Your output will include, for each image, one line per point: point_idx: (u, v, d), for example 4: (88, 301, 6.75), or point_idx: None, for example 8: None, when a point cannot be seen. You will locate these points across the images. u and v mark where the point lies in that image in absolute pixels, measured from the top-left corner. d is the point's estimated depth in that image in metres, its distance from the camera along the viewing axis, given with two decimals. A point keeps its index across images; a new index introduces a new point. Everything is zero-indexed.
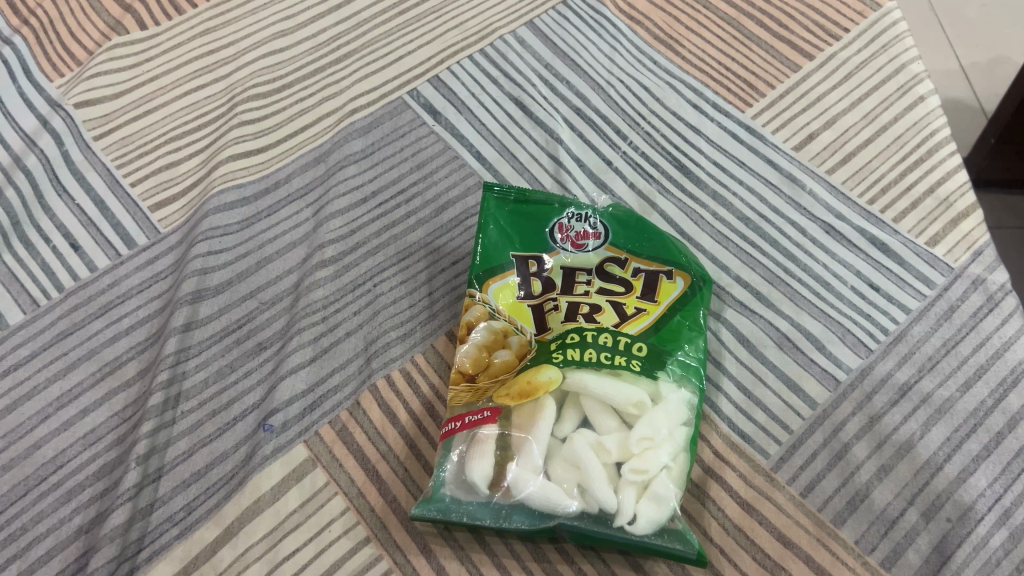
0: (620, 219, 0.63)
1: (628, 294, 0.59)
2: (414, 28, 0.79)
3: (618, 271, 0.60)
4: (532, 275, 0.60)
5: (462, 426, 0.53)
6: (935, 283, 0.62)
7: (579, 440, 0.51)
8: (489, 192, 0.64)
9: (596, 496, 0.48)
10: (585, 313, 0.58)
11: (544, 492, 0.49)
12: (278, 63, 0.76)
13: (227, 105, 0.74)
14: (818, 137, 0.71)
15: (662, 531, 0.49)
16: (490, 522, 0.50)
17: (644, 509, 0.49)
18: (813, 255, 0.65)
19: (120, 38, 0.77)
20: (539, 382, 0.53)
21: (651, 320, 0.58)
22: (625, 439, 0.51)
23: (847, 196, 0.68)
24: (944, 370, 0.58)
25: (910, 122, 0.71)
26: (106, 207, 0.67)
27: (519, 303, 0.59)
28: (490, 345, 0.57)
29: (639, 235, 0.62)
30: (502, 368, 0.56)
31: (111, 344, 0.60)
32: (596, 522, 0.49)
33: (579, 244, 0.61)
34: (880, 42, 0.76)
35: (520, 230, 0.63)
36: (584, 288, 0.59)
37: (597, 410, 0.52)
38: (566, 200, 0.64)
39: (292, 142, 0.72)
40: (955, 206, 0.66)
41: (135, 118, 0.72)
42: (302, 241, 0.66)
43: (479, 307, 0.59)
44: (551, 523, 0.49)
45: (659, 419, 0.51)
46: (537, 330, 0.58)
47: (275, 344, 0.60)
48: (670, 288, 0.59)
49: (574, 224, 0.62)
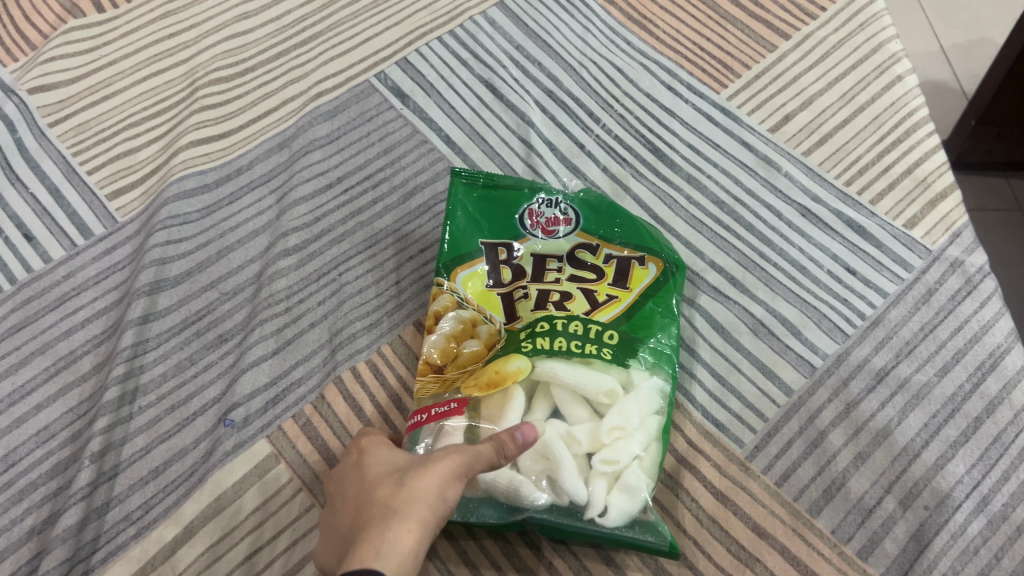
0: (592, 203, 0.61)
1: (599, 281, 0.57)
2: (382, 9, 0.77)
3: (590, 257, 0.59)
4: (501, 262, 0.58)
5: (429, 419, 0.51)
6: (913, 266, 0.61)
7: (549, 429, 0.49)
8: (457, 176, 0.62)
9: (565, 485, 0.47)
10: (554, 301, 0.56)
11: (511, 482, 0.47)
12: (241, 47, 0.74)
13: (188, 89, 0.71)
14: (794, 118, 0.69)
15: (634, 523, 0.48)
16: (456, 516, 0.48)
17: (615, 500, 0.47)
18: (789, 239, 0.63)
19: (78, 21, 0.75)
20: (507, 372, 0.51)
21: (623, 308, 0.56)
22: (595, 428, 0.49)
23: (823, 178, 0.66)
24: (922, 354, 0.57)
25: (887, 102, 0.70)
26: (61, 196, 0.64)
27: (488, 291, 0.57)
28: (457, 336, 0.55)
29: (610, 218, 0.61)
30: (470, 358, 0.54)
31: (65, 337, 0.58)
32: (566, 515, 0.47)
33: (549, 231, 0.59)
34: (856, 22, 0.75)
35: (489, 216, 0.61)
36: (554, 276, 0.58)
37: (566, 400, 0.51)
38: (535, 185, 0.62)
39: (255, 127, 0.69)
40: (933, 187, 0.65)
41: (92, 104, 0.70)
42: (265, 229, 0.64)
43: (446, 296, 0.57)
44: (519, 515, 0.47)
45: (630, 406, 0.50)
46: (507, 319, 0.56)
47: (236, 336, 0.58)
48: (642, 275, 0.58)
49: (544, 210, 0.60)
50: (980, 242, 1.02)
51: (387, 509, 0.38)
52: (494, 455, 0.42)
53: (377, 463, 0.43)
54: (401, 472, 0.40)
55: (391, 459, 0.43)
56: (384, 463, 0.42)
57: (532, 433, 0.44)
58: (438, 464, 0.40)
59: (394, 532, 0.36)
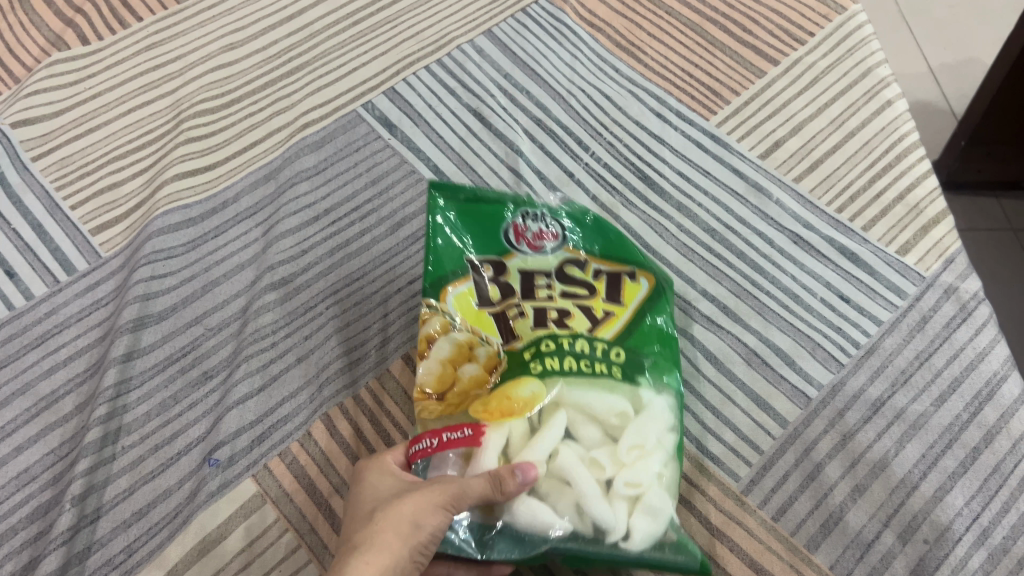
0: (576, 219, 0.60)
1: (593, 297, 0.55)
2: (369, 39, 0.77)
3: (579, 272, 0.56)
4: (487, 279, 0.56)
5: (441, 447, 0.47)
6: (907, 294, 0.60)
7: (563, 452, 0.46)
8: (435, 194, 0.59)
9: (590, 511, 0.44)
10: (553, 319, 0.53)
11: (530, 512, 0.44)
12: (227, 77, 0.73)
13: (173, 121, 0.70)
14: (784, 144, 0.69)
15: (660, 544, 0.45)
16: (476, 554, 0.45)
17: (638, 523, 0.45)
18: (782, 267, 0.63)
19: (62, 53, 0.74)
20: (521, 400, 0.48)
21: (622, 324, 0.54)
22: (613, 450, 0.46)
23: (814, 205, 0.66)
24: (917, 384, 0.56)
25: (877, 128, 0.69)
26: (44, 231, 0.64)
27: (479, 310, 0.54)
28: (454, 360, 0.52)
29: (596, 233, 0.59)
30: (471, 384, 0.51)
31: (47, 376, 0.57)
32: (590, 543, 0.44)
33: (535, 247, 0.57)
34: (845, 46, 0.75)
35: (472, 233, 0.58)
36: (545, 293, 0.55)
37: (578, 418, 0.47)
38: (518, 199, 0.59)
39: (241, 159, 0.69)
40: (925, 213, 0.64)
41: (76, 137, 0.69)
42: (251, 263, 0.63)
43: (438, 318, 0.54)
44: (540, 547, 0.44)
45: (646, 427, 0.47)
46: (504, 339, 0.53)
47: (221, 373, 0.57)
48: (634, 290, 0.55)
49: (529, 225, 0.58)
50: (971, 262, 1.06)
51: (355, 543, 0.39)
52: (490, 492, 0.42)
53: (369, 486, 0.44)
54: (382, 502, 0.41)
55: (384, 480, 0.44)
56: (376, 486, 0.43)
57: (533, 471, 0.43)
58: (420, 498, 0.40)
59: (353, 569, 0.37)
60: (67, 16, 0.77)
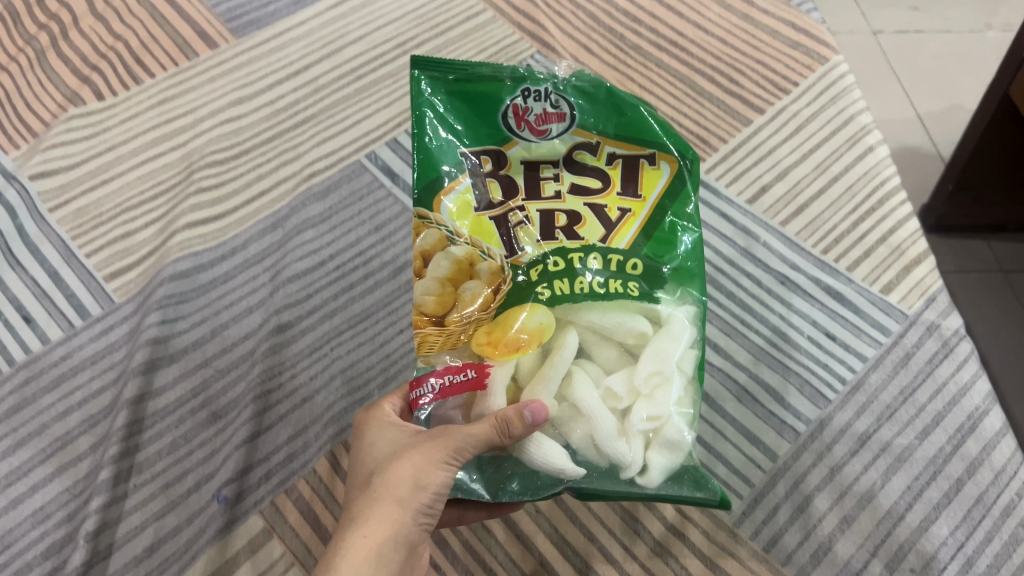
0: (588, 91, 0.51)
1: (606, 192, 0.50)
2: (373, 93, 0.80)
3: (590, 159, 0.51)
4: (484, 175, 0.50)
5: (442, 394, 0.45)
6: (891, 331, 0.63)
7: (581, 384, 0.45)
8: (417, 71, 0.51)
9: (604, 446, 0.44)
10: (563, 226, 0.49)
11: (543, 453, 0.43)
12: (236, 130, 0.77)
13: (184, 173, 0.73)
14: (771, 189, 0.72)
15: (674, 477, 0.45)
16: (488, 497, 0.44)
17: (655, 458, 0.44)
18: (770, 306, 0.65)
19: (78, 109, 0.78)
20: (526, 332, 0.46)
21: (639, 224, 0.50)
22: (629, 376, 0.46)
23: (800, 246, 0.68)
24: (902, 418, 0.58)
25: (861, 172, 0.72)
26: (61, 279, 0.66)
27: (478, 218, 0.49)
28: (454, 278, 0.48)
29: (612, 108, 0.51)
30: (474, 303, 0.48)
31: (62, 418, 0.59)
32: (605, 478, 0.44)
33: (539, 130, 0.50)
34: (828, 95, 0.78)
35: (465, 116, 0.50)
36: (552, 190, 0.50)
37: (592, 340, 0.47)
38: (515, 71, 0.51)
39: (249, 208, 0.71)
40: (907, 253, 0.67)
41: (91, 188, 0.72)
42: (258, 307, 0.65)
43: (434, 231, 0.49)
44: (554, 487, 0.44)
45: (664, 348, 0.46)
46: (508, 253, 0.49)
47: (230, 413, 0.59)
48: (653, 177, 0.51)
49: (531, 104, 0.50)
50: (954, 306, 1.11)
51: (357, 510, 0.41)
52: (498, 435, 0.41)
53: (377, 444, 0.45)
54: (385, 464, 0.43)
55: (390, 436, 0.45)
56: (383, 444, 0.45)
57: (542, 411, 0.42)
58: (419, 457, 0.41)
59: (347, 543, 0.39)
60: (83, 72, 0.81)
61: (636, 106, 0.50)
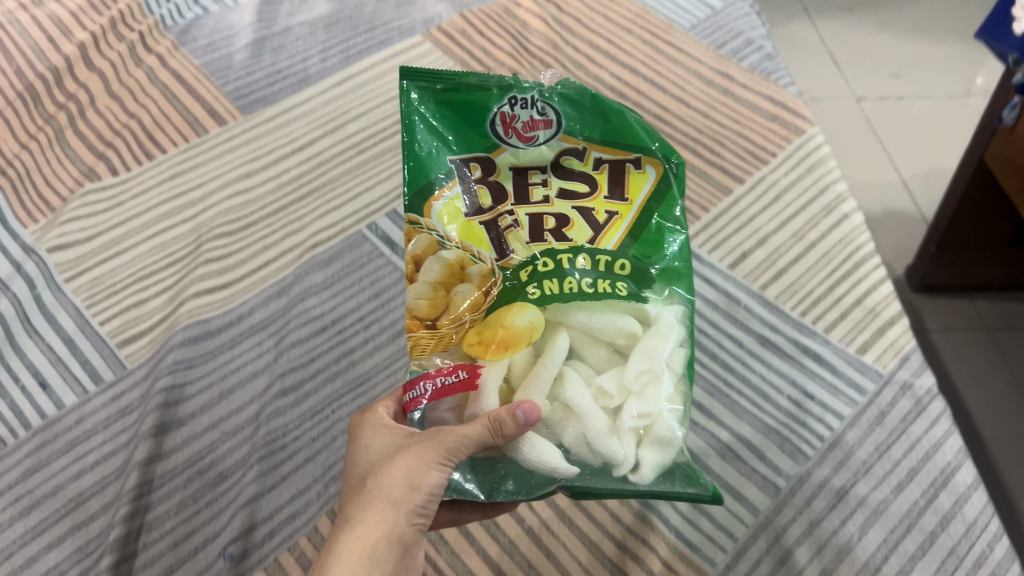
0: (572, 98, 0.54)
1: (593, 196, 0.53)
2: (375, 167, 0.85)
3: (577, 164, 0.54)
4: (473, 180, 0.53)
5: (436, 394, 0.47)
6: (866, 390, 0.66)
7: (574, 386, 0.48)
8: (407, 83, 0.53)
9: (597, 444, 0.46)
10: (551, 229, 0.52)
11: (536, 453, 0.45)
12: (244, 203, 0.81)
13: (194, 245, 0.77)
14: (751, 256, 0.76)
15: (665, 475, 0.47)
16: (483, 497, 0.46)
17: (646, 455, 0.47)
18: (751, 366, 0.68)
19: (94, 184, 0.82)
20: (518, 330, 0.49)
21: (626, 226, 0.53)
22: (618, 376, 0.48)
23: (780, 309, 0.72)
24: (878, 473, 0.61)
25: (837, 238, 0.76)
26: (76, 346, 0.70)
27: (469, 223, 0.52)
28: (446, 282, 0.51)
29: (597, 114, 0.54)
30: (467, 307, 0.50)
31: (75, 479, 0.62)
32: (599, 477, 0.47)
33: (526, 137, 0.53)
34: (805, 165, 0.83)
35: (454, 124, 0.53)
36: (541, 195, 0.53)
37: (583, 341, 0.50)
38: (503, 81, 0.53)
39: (256, 276, 0.75)
40: (881, 315, 0.70)
41: (105, 260, 0.76)
42: (263, 371, 0.68)
43: (425, 236, 0.51)
44: (549, 485, 0.46)
45: (654, 347, 0.49)
46: (497, 255, 0.52)
47: (236, 473, 0.62)
48: (640, 181, 0.54)
49: (518, 112, 0.52)
50: (930, 368, 1.16)
51: (353, 512, 0.45)
52: (491, 436, 0.44)
53: (374, 447, 0.48)
54: (379, 466, 0.46)
55: (388, 439, 0.48)
56: (380, 447, 0.48)
57: (536, 412, 0.45)
58: (414, 459, 0.45)
59: (340, 546, 0.43)
60: (99, 149, 0.86)
61: (619, 110, 0.53)
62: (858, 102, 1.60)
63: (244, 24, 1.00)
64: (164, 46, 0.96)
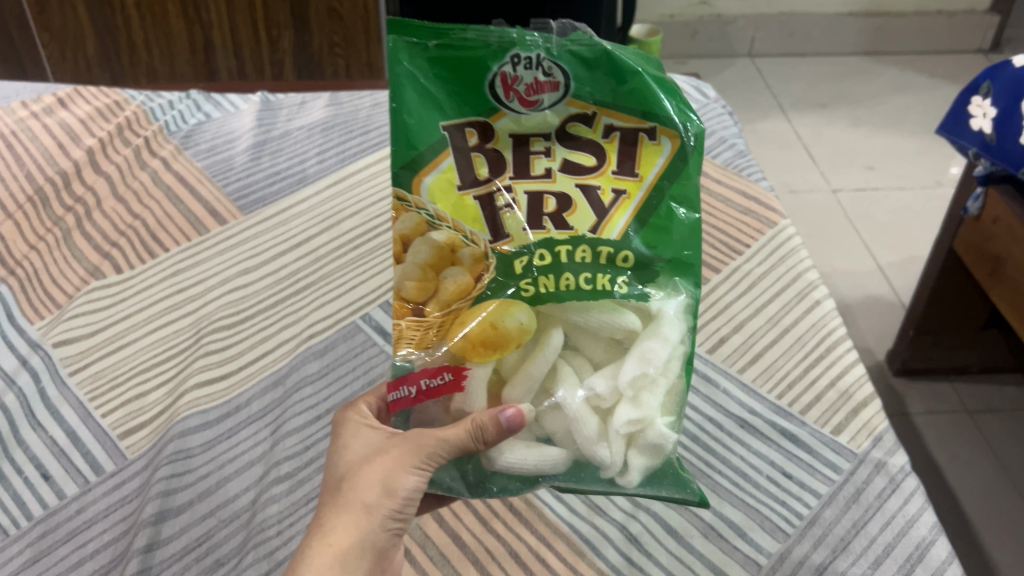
0: (584, 56, 0.52)
1: (600, 173, 0.53)
2: (368, 261, 0.89)
3: (585, 131, 0.53)
4: (472, 148, 0.53)
5: (421, 395, 0.50)
6: (841, 469, 0.68)
7: (567, 390, 0.51)
8: (398, 39, 0.52)
9: (586, 450, 0.50)
10: (551, 212, 0.53)
11: (518, 458, 0.50)
12: (242, 297, 0.84)
13: (194, 338, 0.80)
14: (728, 340, 0.79)
15: (651, 481, 0.51)
16: (469, 494, 0.52)
17: (634, 461, 0.50)
18: (731, 448, 0.71)
19: (99, 281, 0.86)
20: (506, 331, 0.50)
21: (635, 207, 0.53)
22: (613, 379, 0.51)
23: (757, 392, 0.75)
24: (855, 549, 0.63)
25: (809, 324, 0.80)
26: (78, 437, 0.72)
27: (461, 199, 0.52)
28: (435, 265, 0.52)
29: (610, 75, 0.52)
30: (456, 293, 0.52)
31: (74, 568, 0.63)
32: (585, 480, 0.51)
33: (530, 100, 0.52)
34: (778, 255, 0.87)
35: (451, 85, 0.52)
36: (544, 169, 0.53)
37: (580, 335, 0.53)
38: (505, 35, 0.51)
39: (254, 367, 0.78)
40: (854, 397, 0.73)
41: (108, 353, 0.79)
42: (259, 459, 0.70)
43: (413, 215, 0.52)
44: (540, 483, 0.51)
45: (650, 351, 0.51)
46: (492, 237, 0.53)
47: (231, 560, 0.63)
48: (654, 155, 0.53)
49: (521, 73, 0.52)
50: (914, 450, 1.18)
51: (328, 517, 0.49)
52: (468, 442, 0.49)
53: (352, 450, 0.53)
54: (356, 470, 0.51)
55: (365, 442, 0.53)
56: (357, 450, 0.53)
57: (519, 417, 0.49)
58: (391, 466, 0.49)
59: (314, 549, 0.48)
60: (104, 249, 0.89)
61: (636, 73, 0.52)
62: (834, 193, 1.67)
63: (244, 129, 1.06)
64: (168, 150, 1.02)
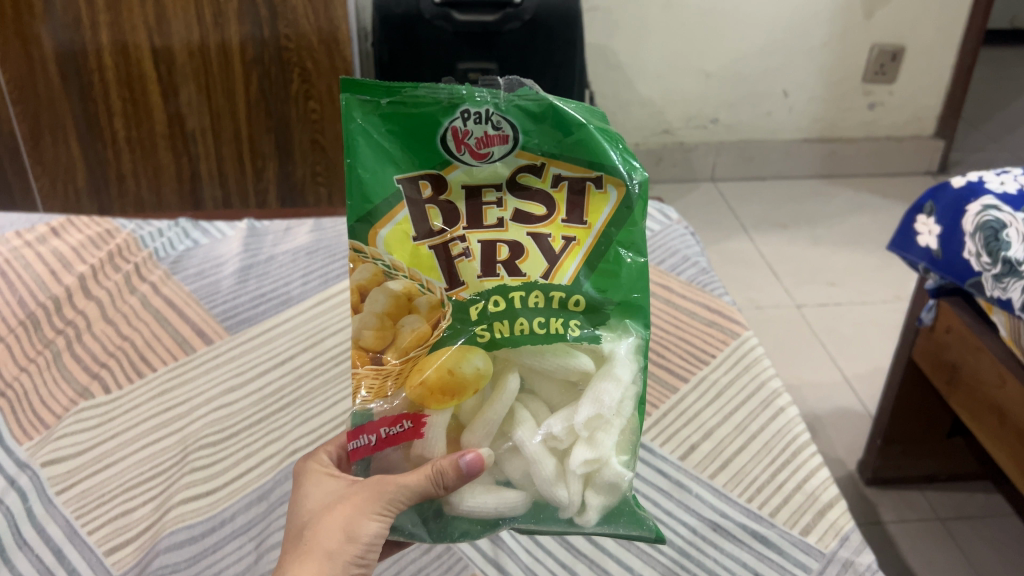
0: (532, 110, 0.54)
1: (550, 221, 0.57)
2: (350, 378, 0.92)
3: (534, 181, 0.56)
4: (426, 199, 0.56)
5: (380, 442, 0.55)
6: (811, 568, 0.71)
7: (525, 432, 0.55)
8: (350, 97, 0.54)
9: (543, 492, 0.54)
10: (504, 260, 0.57)
11: (478, 501, 0.54)
12: (228, 415, 0.87)
13: (179, 457, 0.82)
14: (698, 447, 0.83)
15: (609, 518, 0.55)
16: (432, 540, 0.56)
17: (590, 500, 0.55)
18: (706, 552, 0.73)
19: (88, 402, 0.88)
20: (462, 378, 0.55)
21: (585, 253, 0.57)
22: (568, 421, 0.55)
23: (727, 497, 0.78)
24: None
25: (774, 430, 0.84)
26: (64, 555, 0.73)
27: (416, 249, 0.56)
28: (393, 313, 0.56)
29: (556, 127, 0.55)
30: (414, 339, 0.56)
31: None
32: (546, 520, 0.55)
33: (480, 153, 0.55)
34: (742, 364, 0.92)
35: (403, 141, 0.55)
36: (496, 218, 0.56)
37: (534, 377, 0.57)
38: (454, 91, 0.54)
39: (239, 482, 0.80)
40: (820, 499, 0.76)
41: (95, 472, 0.80)
42: (244, 572, 0.71)
43: (368, 266, 0.56)
44: (501, 525, 0.55)
45: (603, 393, 0.55)
46: (447, 283, 0.56)
47: None
48: (601, 202, 0.56)
49: (471, 127, 0.54)
50: (889, 559, 1.20)
51: (292, 561, 0.54)
52: (428, 486, 0.53)
53: (317, 499, 0.58)
54: (320, 517, 0.56)
55: (328, 491, 0.58)
56: (321, 497, 0.58)
57: (478, 463, 0.53)
58: (355, 511, 0.53)
59: None
60: (94, 370, 0.92)
61: (581, 125, 0.55)
62: (798, 309, 1.73)
63: (231, 253, 1.11)
64: (157, 275, 1.06)
